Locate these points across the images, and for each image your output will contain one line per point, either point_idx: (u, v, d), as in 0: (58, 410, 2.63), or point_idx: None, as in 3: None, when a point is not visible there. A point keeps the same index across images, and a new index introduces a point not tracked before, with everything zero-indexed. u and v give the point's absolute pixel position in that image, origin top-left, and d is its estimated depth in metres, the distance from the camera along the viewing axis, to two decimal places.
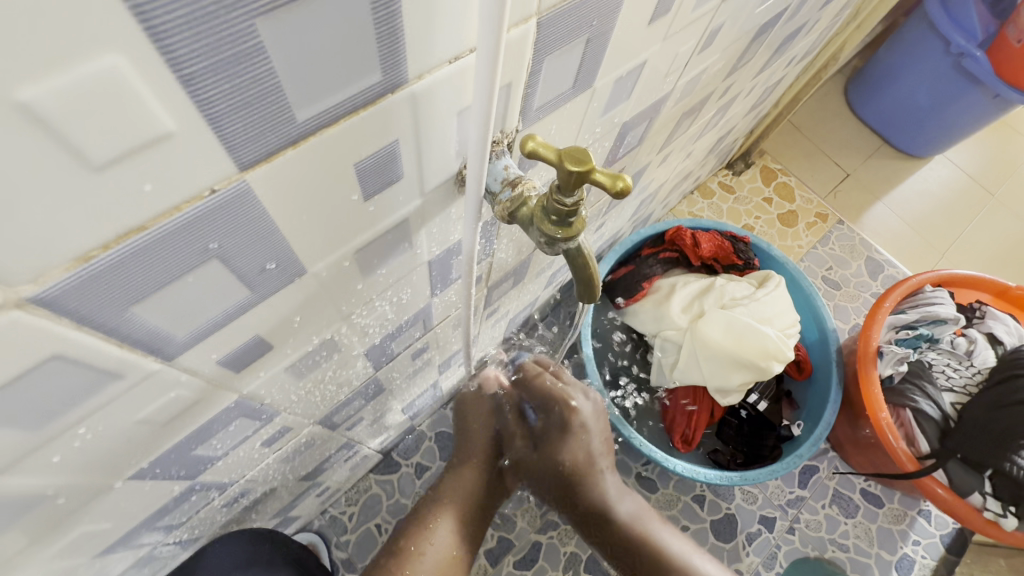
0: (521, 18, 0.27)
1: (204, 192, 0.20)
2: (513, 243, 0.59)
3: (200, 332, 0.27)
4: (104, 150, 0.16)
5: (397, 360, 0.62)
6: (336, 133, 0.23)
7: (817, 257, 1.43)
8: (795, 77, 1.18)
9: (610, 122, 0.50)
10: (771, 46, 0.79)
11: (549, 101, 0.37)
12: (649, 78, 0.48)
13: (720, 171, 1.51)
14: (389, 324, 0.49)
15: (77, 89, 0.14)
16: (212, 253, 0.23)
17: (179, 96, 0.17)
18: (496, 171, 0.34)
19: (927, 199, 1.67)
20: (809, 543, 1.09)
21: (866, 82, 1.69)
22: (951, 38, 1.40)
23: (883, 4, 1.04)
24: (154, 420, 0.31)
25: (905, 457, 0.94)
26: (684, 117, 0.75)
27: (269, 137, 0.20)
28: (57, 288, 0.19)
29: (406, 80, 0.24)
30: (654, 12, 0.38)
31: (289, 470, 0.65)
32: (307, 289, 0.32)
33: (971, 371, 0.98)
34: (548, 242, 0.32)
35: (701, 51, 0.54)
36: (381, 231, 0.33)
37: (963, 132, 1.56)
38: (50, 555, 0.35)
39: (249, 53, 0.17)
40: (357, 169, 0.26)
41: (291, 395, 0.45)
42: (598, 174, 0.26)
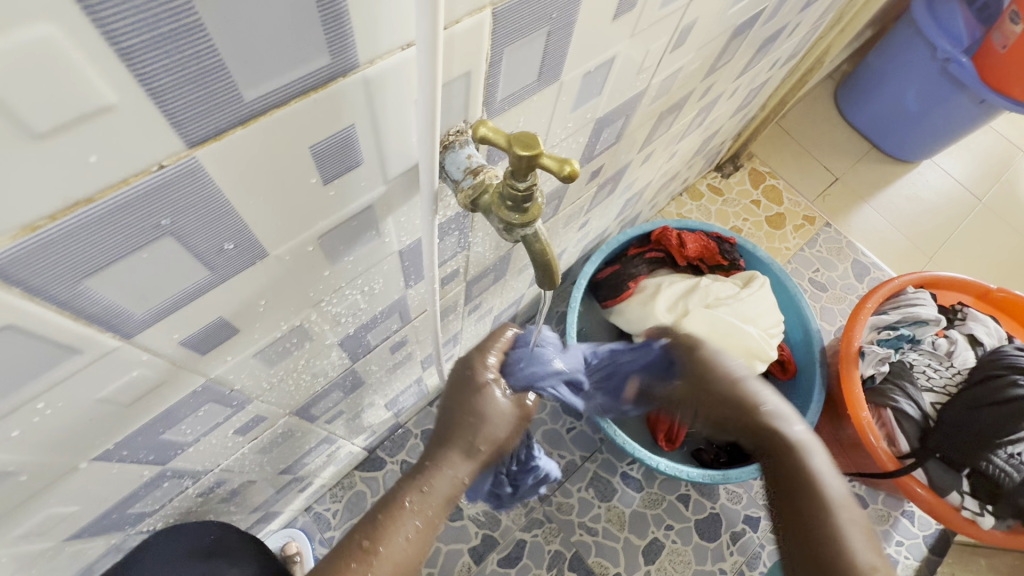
0: (474, 8, 0.28)
1: (152, 168, 0.21)
2: (490, 237, 0.60)
3: (159, 311, 0.28)
4: (43, 120, 0.17)
5: (375, 353, 0.62)
6: (288, 115, 0.24)
7: (805, 259, 1.44)
8: (781, 80, 1.20)
9: (583, 117, 0.51)
10: (752, 47, 0.80)
11: (513, 93, 0.37)
12: (620, 74, 0.49)
13: (708, 174, 1.53)
14: (363, 315, 0.50)
15: (12, 58, 0.15)
16: (165, 229, 0.24)
17: (118, 70, 0.17)
18: (459, 160, 0.35)
19: (915, 204, 1.69)
20: None
21: (854, 87, 1.71)
22: (937, 44, 1.41)
23: (865, 9, 1.06)
24: (116, 400, 0.32)
25: (885, 457, 0.95)
26: (664, 116, 0.76)
27: (216, 114, 0.21)
28: (4, 257, 0.20)
29: (358, 65, 0.25)
30: (618, 8, 0.39)
31: (267, 462, 0.65)
32: (271, 273, 0.33)
33: (951, 371, 0.99)
34: (506, 228, 0.32)
35: (674, 49, 0.55)
36: (345, 217, 0.34)
37: (950, 137, 1.58)
38: (15, 536, 0.36)
39: (188, 30, 0.18)
40: (314, 152, 0.27)
41: (262, 383, 0.45)
42: (546, 158, 0.27)
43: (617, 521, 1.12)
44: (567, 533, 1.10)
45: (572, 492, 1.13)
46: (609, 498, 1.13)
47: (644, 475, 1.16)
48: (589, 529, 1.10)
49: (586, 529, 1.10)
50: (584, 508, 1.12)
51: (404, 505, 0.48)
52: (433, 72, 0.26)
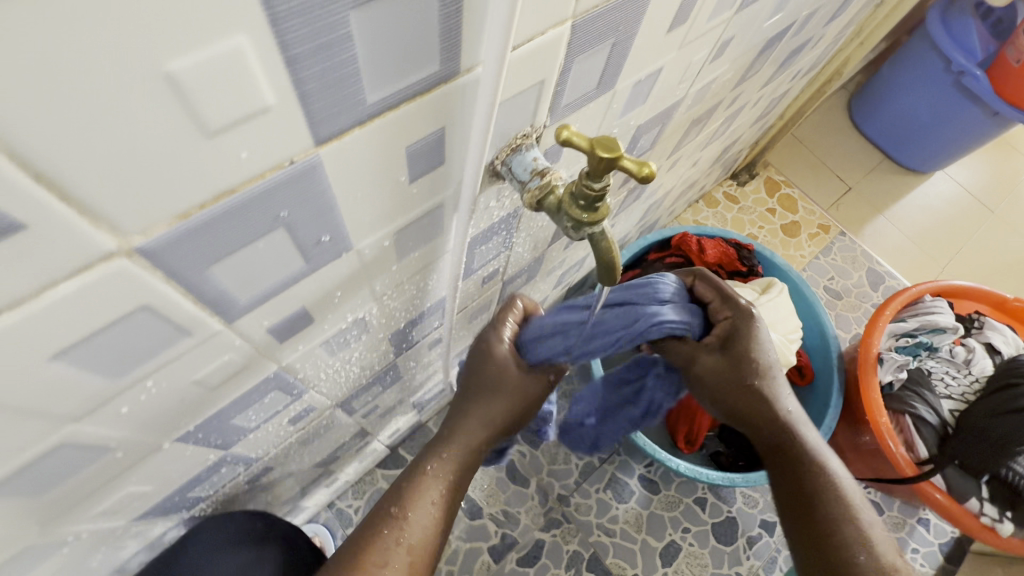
0: (559, 21, 0.30)
1: (284, 163, 0.23)
2: (530, 238, 0.62)
3: (259, 297, 0.30)
4: (216, 119, 0.19)
5: (415, 349, 0.64)
6: (396, 117, 0.26)
7: (819, 267, 1.46)
8: (800, 90, 1.22)
9: (627, 124, 0.53)
10: (778, 59, 0.82)
11: (575, 100, 0.39)
12: (664, 83, 0.51)
13: (724, 182, 1.55)
14: (413, 310, 0.52)
15: (208, 65, 0.17)
16: (281, 221, 0.26)
17: (282, 76, 0.19)
18: (526, 162, 0.37)
19: (928, 214, 1.70)
20: None
21: (868, 99, 1.73)
22: (951, 57, 1.43)
23: (885, 23, 1.08)
24: (206, 382, 0.33)
25: (905, 463, 0.96)
26: (694, 124, 0.78)
27: (343, 115, 0.23)
28: (158, 242, 0.21)
29: (458, 72, 0.27)
30: (673, 21, 0.41)
31: (305, 454, 0.67)
32: (350, 266, 0.35)
33: (969, 379, 1.01)
34: (574, 227, 0.34)
35: (713, 60, 0.57)
36: (419, 214, 0.36)
37: (963, 149, 1.60)
38: (97, 511, 0.37)
39: (341, 39, 0.20)
40: (408, 152, 0.29)
41: (320, 373, 0.47)
42: (626, 161, 0.29)
43: (634, 523, 1.13)
44: (585, 534, 1.11)
45: (590, 494, 1.14)
46: (626, 500, 1.14)
47: (661, 477, 1.17)
48: (607, 531, 1.12)
49: (603, 530, 1.12)
50: (601, 509, 1.13)
51: (425, 471, 0.47)
52: (497, 87, 0.28)
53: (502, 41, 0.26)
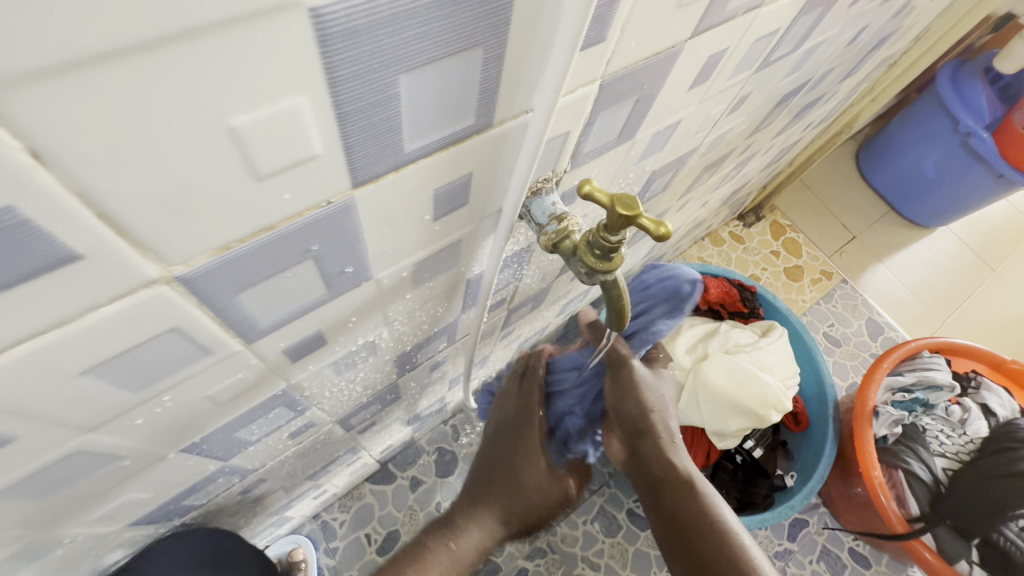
0: (588, 81, 0.31)
1: (321, 203, 0.24)
2: (539, 270, 0.63)
3: (279, 321, 0.31)
4: (268, 167, 0.20)
5: (418, 370, 0.65)
6: (429, 163, 0.27)
7: (820, 313, 1.47)
8: (810, 140, 1.24)
9: (642, 170, 0.55)
10: (790, 113, 0.85)
11: (596, 148, 0.41)
12: (680, 134, 0.53)
13: (731, 221, 1.57)
14: (421, 334, 0.53)
15: (266, 121, 0.18)
16: (310, 254, 0.27)
17: (332, 131, 0.21)
18: (544, 206, 0.38)
19: (930, 268, 1.72)
20: None
21: (876, 151, 1.76)
22: (959, 118, 1.46)
23: (897, 82, 1.11)
24: (217, 397, 0.34)
25: (896, 518, 0.96)
26: (705, 170, 0.80)
27: (380, 163, 0.24)
28: (198, 270, 0.23)
29: (491, 124, 0.28)
30: (695, 80, 0.43)
31: (299, 467, 0.67)
32: (367, 294, 0.36)
33: (963, 439, 1.01)
34: (588, 273, 0.35)
35: (730, 113, 0.59)
36: (439, 248, 0.37)
37: (966, 206, 1.62)
38: (97, 516, 0.38)
39: (390, 98, 0.21)
40: (435, 193, 0.30)
41: (325, 391, 0.48)
42: (645, 219, 0.30)
43: (620, 558, 1.12)
44: (569, 566, 1.10)
45: (577, 525, 1.14)
46: (613, 533, 1.14)
47: None
48: (592, 565, 1.11)
49: (588, 563, 1.11)
50: (587, 542, 1.13)
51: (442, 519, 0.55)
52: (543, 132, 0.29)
53: (553, 94, 0.27)
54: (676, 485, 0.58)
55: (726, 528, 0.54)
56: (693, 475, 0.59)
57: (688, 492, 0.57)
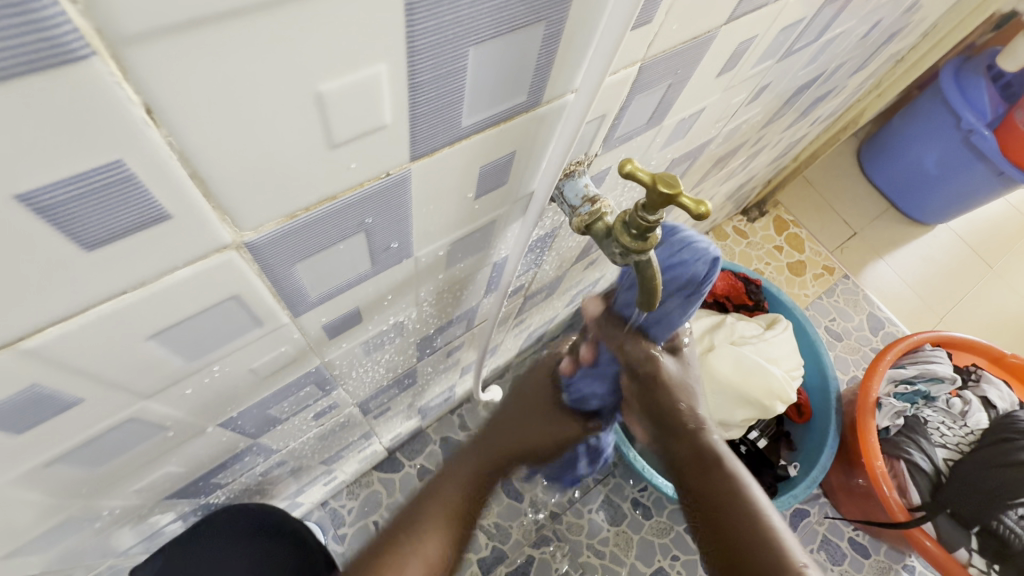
0: (630, 62, 0.32)
1: (382, 174, 0.25)
2: (558, 257, 0.64)
3: (325, 296, 0.32)
4: (343, 134, 0.21)
5: (436, 355, 0.65)
6: (480, 139, 0.28)
7: (822, 307, 1.49)
8: (817, 135, 1.26)
9: (663, 157, 0.56)
10: (801, 107, 0.86)
11: (627, 133, 0.42)
12: (702, 123, 0.54)
13: (735, 216, 1.58)
14: (444, 317, 0.53)
15: (349, 88, 0.19)
16: (364, 227, 0.28)
17: (404, 100, 0.21)
18: (577, 188, 0.39)
19: (929, 264, 1.74)
20: None
21: (878, 148, 1.78)
22: (962, 115, 1.47)
23: (904, 78, 1.12)
24: (259, 371, 0.35)
25: (897, 507, 0.98)
26: (717, 162, 0.80)
27: (439, 136, 0.25)
28: (265, 238, 0.23)
29: (539, 102, 0.29)
30: (723, 67, 0.44)
31: (317, 450, 0.68)
32: (405, 272, 0.37)
33: (963, 431, 1.03)
34: (623, 253, 0.36)
35: (748, 103, 0.60)
36: (475, 228, 0.38)
37: (966, 204, 1.64)
38: (134, 489, 0.38)
39: (457, 70, 0.22)
40: (480, 171, 0.31)
41: (352, 371, 0.48)
42: (684, 198, 0.31)
43: (624, 547, 1.13)
44: (574, 554, 1.11)
45: (583, 514, 1.15)
46: (618, 522, 1.15)
47: (653, 503, 1.18)
48: (597, 553, 1.12)
49: (593, 552, 1.12)
50: (593, 531, 1.14)
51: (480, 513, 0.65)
52: (587, 108, 0.29)
53: (601, 73, 0.27)
54: (704, 465, 0.50)
55: (755, 508, 0.47)
56: (722, 454, 0.51)
57: (709, 470, 0.50)
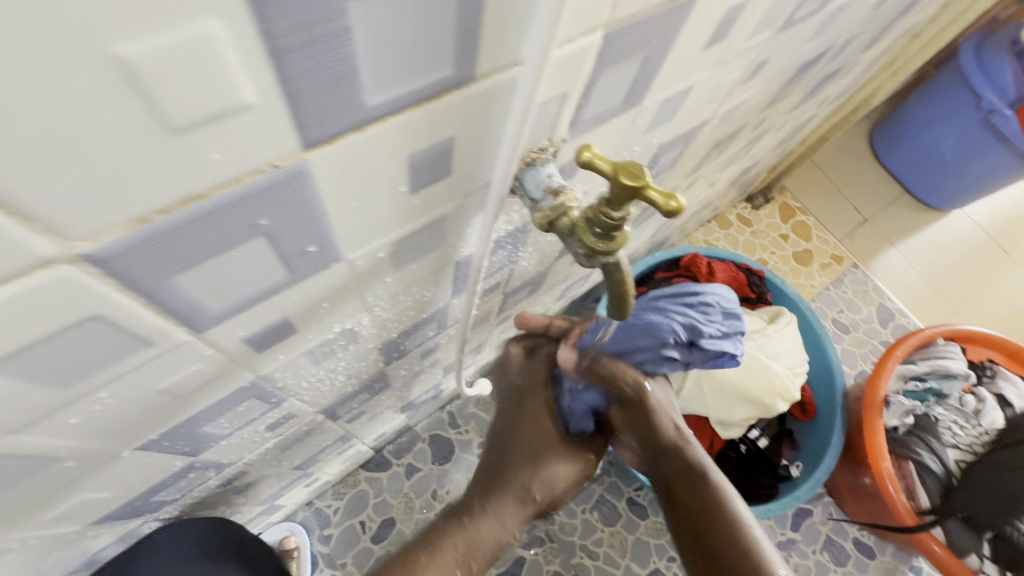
0: (589, 29, 0.27)
1: (266, 167, 0.20)
2: (536, 252, 0.59)
3: (233, 308, 0.27)
4: (183, 117, 0.16)
5: (407, 357, 0.61)
6: (399, 123, 0.23)
7: (829, 299, 1.42)
8: (826, 117, 1.19)
9: (648, 142, 0.50)
10: (807, 86, 0.79)
11: (598, 115, 0.36)
12: (691, 104, 0.48)
13: (739, 204, 1.51)
14: (407, 321, 0.49)
15: (168, 53, 0.14)
16: (260, 229, 0.23)
17: (265, 71, 0.16)
18: (539, 178, 0.34)
19: (943, 252, 1.67)
20: None
21: (890, 130, 1.70)
22: (982, 94, 1.41)
23: (920, 55, 1.05)
24: (171, 392, 0.31)
25: (904, 511, 0.93)
26: (715, 147, 0.75)
27: (337, 120, 0.20)
28: (110, 248, 0.19)
29: (474, 78, 0.24)
30: (711, 38, 0.38)
31: (285, 458, 0.64)
32: (339, 277, 0.32)
33: (978, 431, 0.97)
34: (587, 254, 0.31)
35: (745, 81, 0.54)
36: (420, 226, 0.33)
37: (984, 188, 1.57)
38: (47, 519, 0.35)
39: (337, 33, 0.17)
40: (410, 161, 0.26)
41: (302, 382, 0.44)
42: (652, 192, 0.26)
43: (619, 547, 1.10)
44: (567, 555, 1.08)
45: (576, 514, 1.11)
46: (613, 522, 1.12)
47: (649, 503, 1.14)
48: (590, 553, 1.09)
49: (586, 552, 1.09)
50: (586, 530, 1.11)
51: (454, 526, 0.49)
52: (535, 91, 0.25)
53: (549, 40, 0.22)
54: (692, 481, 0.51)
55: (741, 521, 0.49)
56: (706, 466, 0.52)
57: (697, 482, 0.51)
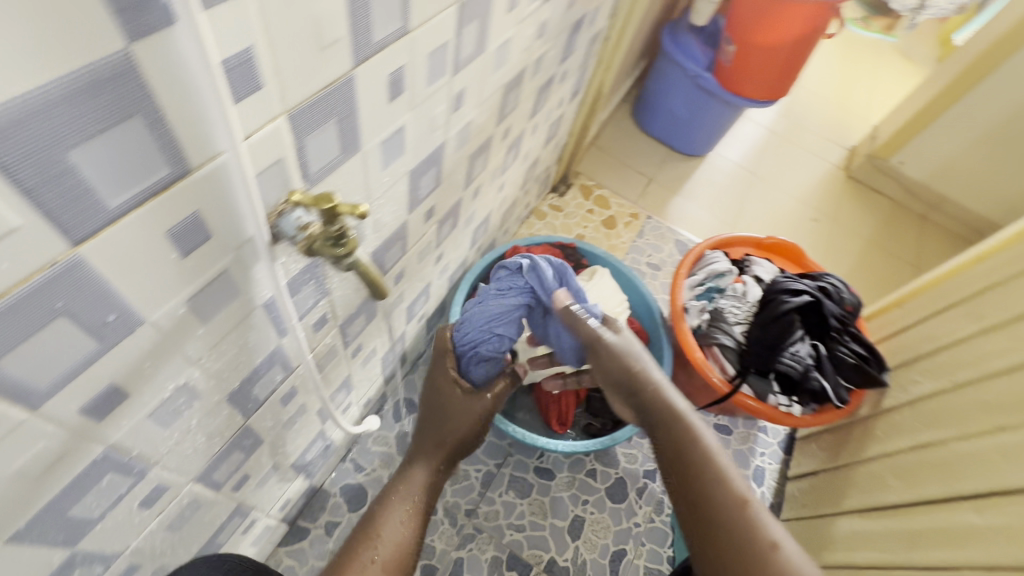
0: (269, 118, 0.40)
1: (45, 264, 0.30)
2: (347, 281, 0.71)
3: (59, 381, 0.35)
4: None
5: (266, 406, 0.69)
6: (144, 211, 0.34)
7: (638, 248, 1.74)
8: (577, 111, 1.48)
9: (396, 172, 0.65)
10: (531, 95, 1.02)
11: (325, 166, 0.50)
12: (414, 136, 0.64)
13: (547, 196, 1.78)
14: (243, 368, 0.58)
15: None
16: (60, 310, 0.33)
17: (20, 204, 0.27)
18: (291, 221, 0.46)
19: (711, 186, 2.12)
20: None
21: (643, 108, 2.12)
22: (685, 66, 1.85)
23: (619, 50, 1.37)
24: (25, 473, 0.37)
25: (720, 383, 1.18)
26: (477, 157, 0.93)
27: (90, 221, 0.31)
28: None
29: (190, 169, 0.36)
30: (390, 93, 0.54)
31: (178, 542, 0.67)
32: (151, 338, 0.41)
33: (749, 305, 1.27)
34: (335, 261, 0.45)
35: (456, 109, 0.72)
36: (206, 282, 0.44)
37: (717, 132, 2.03)
38: None
39: (67, 170, 0.28)
40: (168, 235, 0.37)
41: (159, 447, 0.51)
42: (342, 207, 0.41)
43: (540, 511, 1.24)
44: (499, 537, 1.20)
45: (495, 500, 1.24)
46: (528, 493, 1.26)
47: (554, 464, 1.31)
48: (517, 528, 1.22)
49: (514, 528, 1.21)
50: (508, 510, 1.23)
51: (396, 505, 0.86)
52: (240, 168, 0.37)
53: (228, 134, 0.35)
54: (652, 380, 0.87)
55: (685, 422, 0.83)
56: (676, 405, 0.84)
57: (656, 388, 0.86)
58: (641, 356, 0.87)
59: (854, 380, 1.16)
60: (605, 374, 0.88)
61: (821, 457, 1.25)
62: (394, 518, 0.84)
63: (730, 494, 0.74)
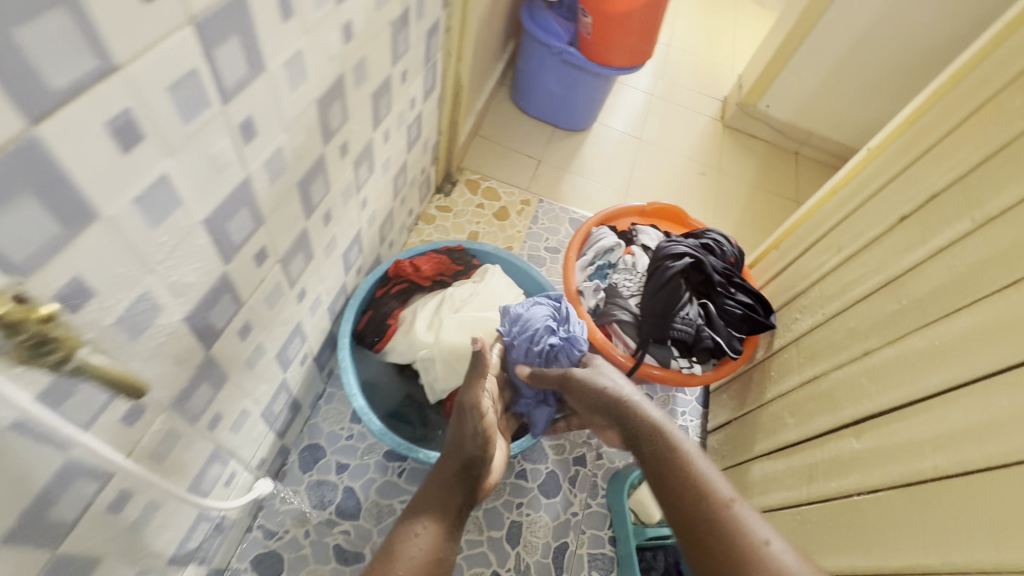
0: None
1: None
2: (158, 360, 0.61)
3: None
4: None
5: (84, 524, 0.59)
6: None
7: (535, 235, 1.72)
8: (439, 107, 1.41)
9: (177, 228, 0.56)
10: (365, 104, 0.94)
11: (33, 251, 0.41)
12: (188, 184, 0.55)
13: (433, 198, 1.71)
14: (14, 502, 0.48)
15: None
16: None
17: None
18: None
19: (601, 157, 2.13)
20: (615, 458, 1.35)
21: (520, 90, 2.09)
22: (549, 43, 1.82)
23: (467, 38, 1.31)
24: None
25: (624, 359, 1.17)
26: (312, 182, 0.84)
27: None
28: None
29: None
30: (117, 146, 0.45)
31: None
32: None
33: (640, 275, 1.27)
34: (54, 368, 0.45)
35: (249, 141, 0.63)
36: None
37: (594, 103, 2.03)
38: None
39: None
40: None
41: None
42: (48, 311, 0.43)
43: (475, 527, 1.20)
44: None
45: None
46: None
47: None
48: None
49: None
50: None
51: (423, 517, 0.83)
52: None
53: None
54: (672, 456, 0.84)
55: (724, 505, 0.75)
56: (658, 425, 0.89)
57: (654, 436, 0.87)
58: (610, 380, 0.97)
59: (745, 330, 1.21)
60: (583, 401, 0.98)
61: (731, 407, 1.29)
62: (412, 531, 0.81)
63: (709, 501, 0.75)
